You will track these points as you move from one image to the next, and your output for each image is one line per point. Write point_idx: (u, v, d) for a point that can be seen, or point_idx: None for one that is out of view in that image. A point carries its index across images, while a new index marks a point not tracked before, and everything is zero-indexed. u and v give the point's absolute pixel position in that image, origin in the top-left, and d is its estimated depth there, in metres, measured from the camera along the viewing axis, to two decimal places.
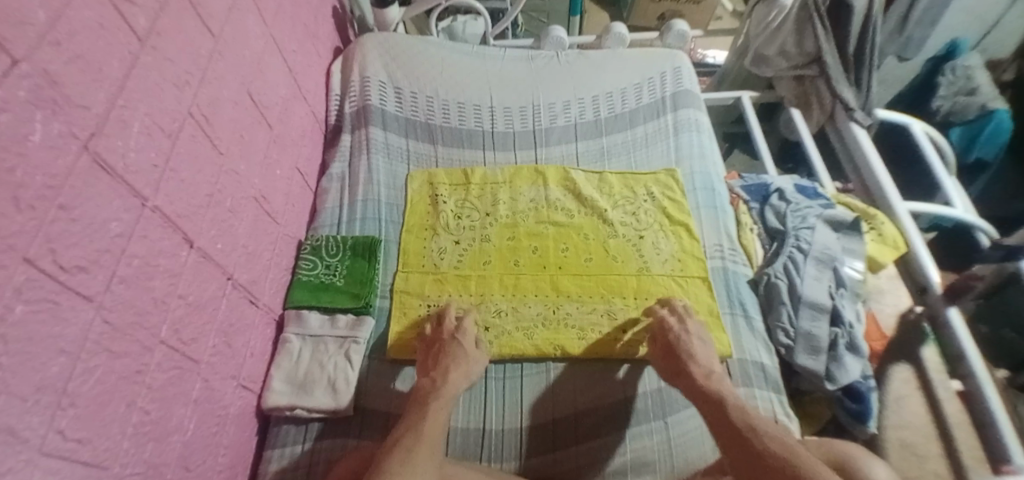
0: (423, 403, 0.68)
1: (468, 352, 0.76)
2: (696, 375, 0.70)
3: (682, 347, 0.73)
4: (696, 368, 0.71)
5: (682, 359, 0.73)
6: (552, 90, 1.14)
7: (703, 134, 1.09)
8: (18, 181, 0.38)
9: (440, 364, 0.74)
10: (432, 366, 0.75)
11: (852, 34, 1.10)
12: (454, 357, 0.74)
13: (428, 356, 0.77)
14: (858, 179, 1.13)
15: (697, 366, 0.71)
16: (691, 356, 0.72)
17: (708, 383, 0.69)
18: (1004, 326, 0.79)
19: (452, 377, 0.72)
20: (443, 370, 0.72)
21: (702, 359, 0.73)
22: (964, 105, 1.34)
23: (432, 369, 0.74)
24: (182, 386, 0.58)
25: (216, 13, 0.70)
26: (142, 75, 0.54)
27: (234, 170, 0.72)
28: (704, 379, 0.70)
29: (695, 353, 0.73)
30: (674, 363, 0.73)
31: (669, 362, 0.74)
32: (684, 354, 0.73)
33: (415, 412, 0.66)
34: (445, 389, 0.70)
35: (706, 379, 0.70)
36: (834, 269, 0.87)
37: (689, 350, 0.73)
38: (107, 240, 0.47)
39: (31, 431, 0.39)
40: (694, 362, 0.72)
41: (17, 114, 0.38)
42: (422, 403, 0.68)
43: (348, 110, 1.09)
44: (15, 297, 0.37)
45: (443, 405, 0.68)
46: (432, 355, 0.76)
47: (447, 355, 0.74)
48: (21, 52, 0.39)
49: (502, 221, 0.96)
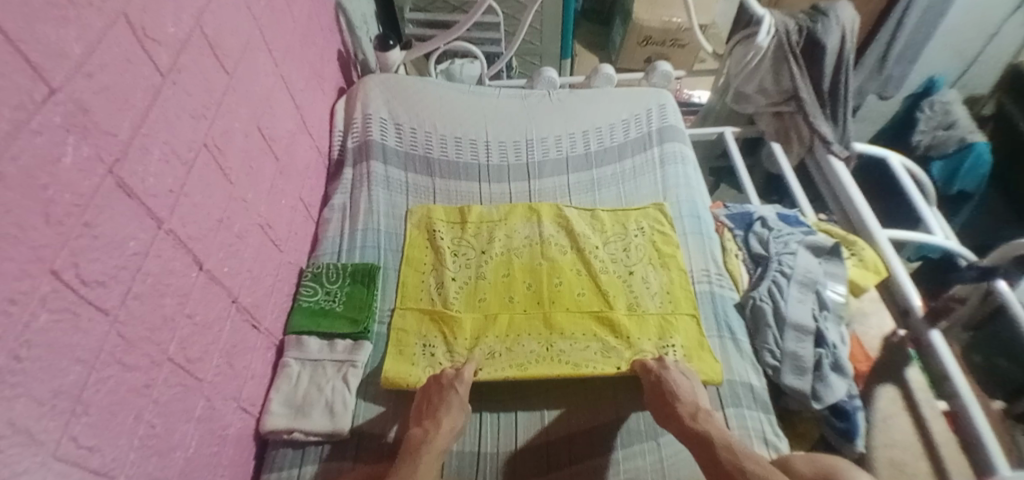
0: (413, 452, 0.69)
1: (466, 403, 0.76)
2: (684, 415, 0.72)
3: (668, 386, 0.74)
4: (683, 407, 0.72)
5: (669, 400, 0.72)
6: (544, 126, 1.20)
7: (688, 166, 1.14)
8: (49, 197, 0.42)
9: (435, 412, 0.74)
10: (426, 416, 0.74)
11: (826, 73, 1.18)
12: (449, 406, 0.74)
13: (422, 401, 0.76)
14: (839, 208, 1.18)
15: (683, 404, 0.72)
16: (677, 396, 0.72)
17: (696, 423, 0.71)
18: (999, 355, 0.91)
19: (444, 428, 0.72)
20: (438, 420, 0.72)
21: (687, 395, 0.73)
22: (943, 139, 1.40)
23: (426, 417, 0.74)
24: (186, 403, 0.60)
25: (231, 53, 0.76)
26: (163, 108, 0.59)
27: (242, 198, 0.77)
28: (692, 419, 0.71)
29: (681, 392, 0.73)
30: (663, 407, 0.73)
31: (658, 404, 0.74)
32: (670, 394, 0.73)
33: (406, 464, 0.68)
34: (435, 441, 0.70)
35: (694, 420, 0.71)
36: (817, 292, 0.91)
37: (673, 389, 0.73)
38: (125, 257, 0.51)
39: (46, 434, 0.41)
40: (680, 402, 0.72)
41: (50, 137, 0.42)
42: (413, 454, 0.69)
43: (350, 144, 1.15)
44: (39, 305, 0.40)
45: (434, 461, 0.69)
46: (425, 403, 0.76)
47: (444, 407, 0.74)
48: (56, 81, 0.43)
49: (497, 258, 0.98)
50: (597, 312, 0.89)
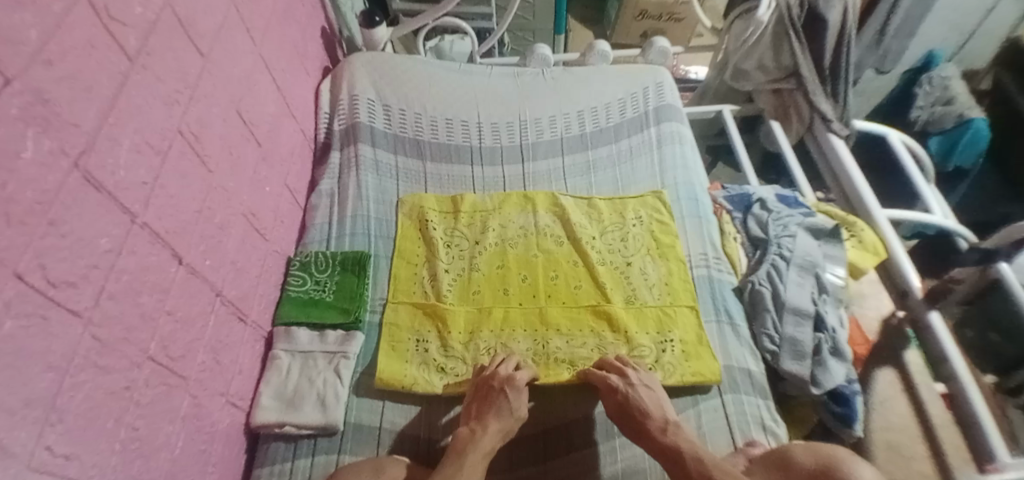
0: (459, 452, 0.66)
1: (518, 409, 0.72)
2: (653, 430, 0.69)
3: (634, 404, 0.71)
4: (652, 422, 0.70)
5: (637, 417, 0.71)
6: (538, 106, 1.16)
7: (686, 147, 1.11)
8: (10, 195, 0.38)
9: (483, 414, 0.71)
10: (474, 415, 0.72)
11: (827, 49, 1.14)
12: (500, 411, 0.71)
13: (475, 399, 0.74)
14: (838, 188, 1.16)
15: (652, 418, 0.70)
16: (645, 412, 0.71)
17: (665, 437, 0.68)
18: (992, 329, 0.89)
19: (491, 430, 0.69)
20: (486, 423, 0.70)
21: (654, 408, 0.72)
22: (941, 115, 1.37)
23: (474, 416, 0.72)
24: (170, 402, 0.58)
25: (206, 34, 0.71)
26: (133, 94, 0.55)
27: (223, 187, 0.73)
28: (661, 433, 0.69)
29: (648, 406, 0.71)
30: (631, 423, 0.71)
31: (627, 422, 0.72)
32: (637, 411, 0.71)
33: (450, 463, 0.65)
34: (483, 441, 0.68)
35: (663, 432, 0.69)
36: (817, 275, 0.89)
37: (640, 405, 0.71)
38: (96, 256, 0.48)
39: (19, 445, 0.38)
40: (648, 416, 0.71)
41: (9, 131, 0.39)
42: (457, 455, 0.66)
43: (337, 127, 1.11)
44: (4, 312, 0.37)
45: (480, 462, 0.65)
46: (478, 401, 0.73)
47: (495, 409, 0.71)
48: (13, 70, 0.39)
49: (492, 249, 0.95)
50: (594, 305, 0.87)
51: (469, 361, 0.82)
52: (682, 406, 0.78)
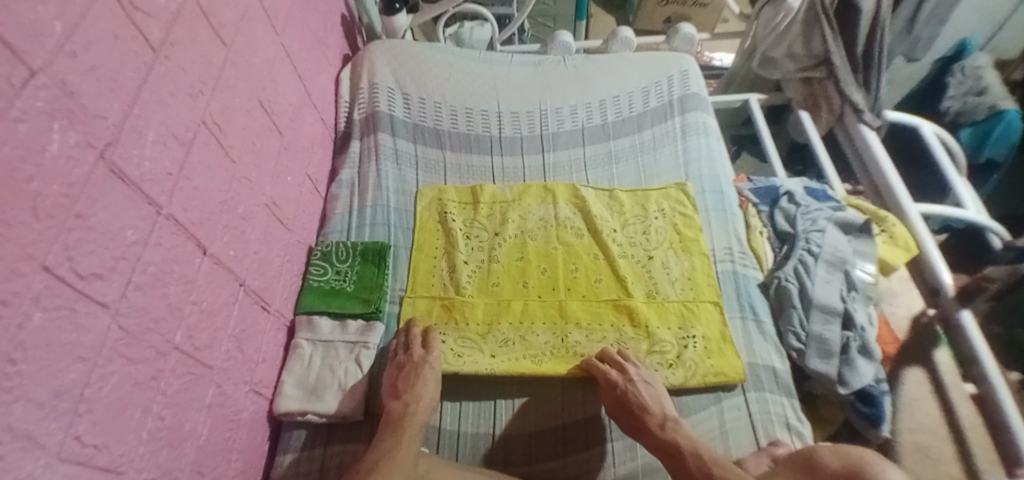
0: (395, 424, 0.68)
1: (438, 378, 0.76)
2: (652, 427, 0.69)
3: (633, 399, 0.71)
4: (652, 418, 0.70)
5: (637, 412, 0.71)
6: (559, 95, 1.14)
7: (711, 137, 1.08)
8: (36, 190, 0.38)
9: (406, 387, 0.73)
10: (397, 389, 0.73)
11: (860, 36, 1.09)
12: (424, 382, 0.74)
13: (395, 377, 0.75)
14: (869, 182, 1.11)
15: (651, 415, 0.70)
16: (644, 407, 0.71)
17: (663, 432, 0.68)
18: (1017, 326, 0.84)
19: (422, 401, 0.71)
20: (417, 393, 0.72)
21: (654, 405, 0.71)
22: (974, 105, 1.31)
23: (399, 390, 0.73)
24: (196, 392, 0.59)
25: (228, 23, 0.71)
26: (156, 85, 0.55)
27: (246, 178, 0.73)
28: (659, 429, 0.69)
29: (646, 402, 0.71)
30: (631, 419, 0.71)
31: (627, 419, 0.71)
32: (637, 407, 0.71)
33: (387, 436, 0.67)
34: (417, 413, 0.70)
35: (661, 429, 0.68)
36: (846, 272, 0.86)
37: (640, 401, 0.71)
38: (123, 248, 0.48)
39: (48, 437, 0.39)
40: (648, 413, 0.70)
41: (34, 125, 0.39)
42: (395, 427, 0.68)
43: (357, 116, 1.11)
44: (33, 305, 0.38)
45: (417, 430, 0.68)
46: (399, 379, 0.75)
47: (419, 381, 0.74)
48: (37, 63, 0.39)
49: (511, 241, 0.94)
50: (616, 300, 0.86)
51: (488, 353, 0.81)
52: (703, 403, 0.77)
